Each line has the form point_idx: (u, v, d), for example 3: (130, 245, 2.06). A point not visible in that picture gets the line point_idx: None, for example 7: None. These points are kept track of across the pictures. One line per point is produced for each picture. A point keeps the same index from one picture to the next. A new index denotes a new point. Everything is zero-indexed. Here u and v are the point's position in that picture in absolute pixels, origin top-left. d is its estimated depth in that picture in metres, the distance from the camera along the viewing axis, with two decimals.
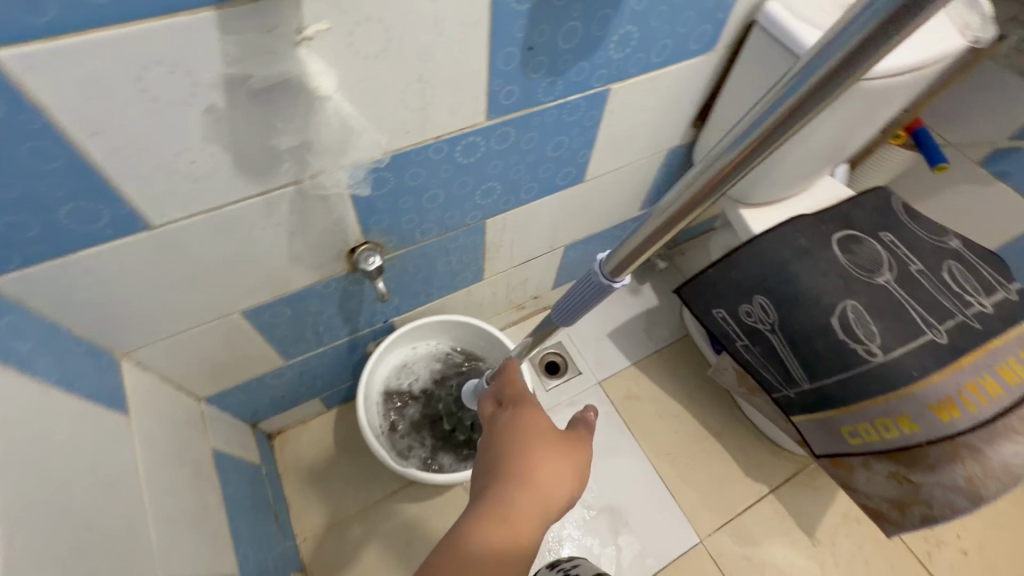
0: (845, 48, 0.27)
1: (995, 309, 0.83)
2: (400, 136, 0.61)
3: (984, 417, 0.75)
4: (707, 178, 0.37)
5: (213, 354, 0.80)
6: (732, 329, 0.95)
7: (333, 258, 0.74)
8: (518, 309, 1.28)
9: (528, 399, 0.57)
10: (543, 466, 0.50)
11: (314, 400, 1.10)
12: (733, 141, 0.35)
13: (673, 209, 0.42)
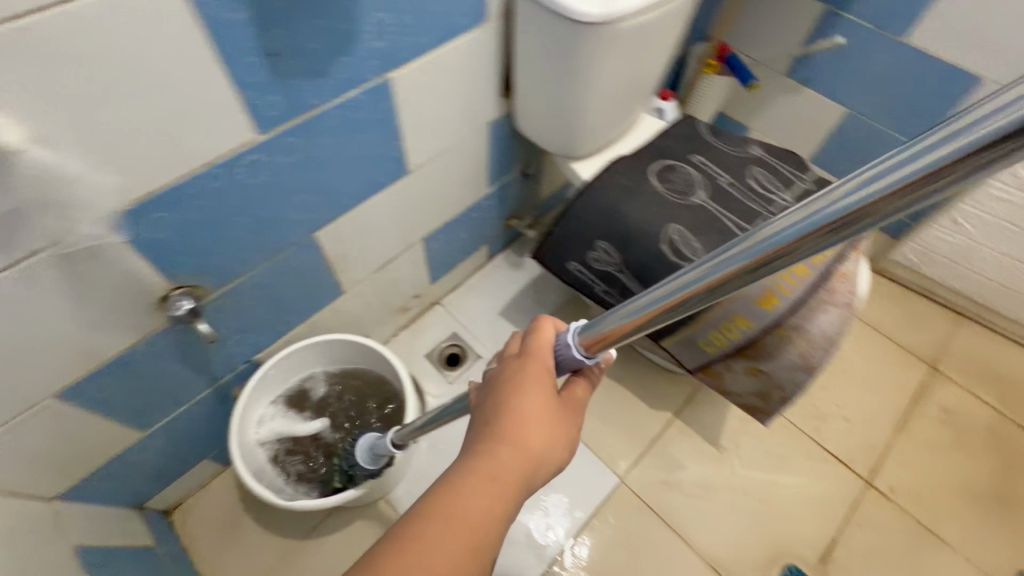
0: (891, 184, 0.24)
1: (796, 200, 0.93)
2: (155, 172, 0.58)
3: (798, 297, 0.83)
4: (713, 279, 0.34)
5: (43, 450, 0.73)
6: (588, 277, 1.00)
7: (142, 313, 0.70)
8: (402, 312, 1.28)
9: (535, 355, 0.53)
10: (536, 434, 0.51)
11: (203, 462, 1.05)
12: (747, 251, 0.31)
13: (662, 304, 0.39)
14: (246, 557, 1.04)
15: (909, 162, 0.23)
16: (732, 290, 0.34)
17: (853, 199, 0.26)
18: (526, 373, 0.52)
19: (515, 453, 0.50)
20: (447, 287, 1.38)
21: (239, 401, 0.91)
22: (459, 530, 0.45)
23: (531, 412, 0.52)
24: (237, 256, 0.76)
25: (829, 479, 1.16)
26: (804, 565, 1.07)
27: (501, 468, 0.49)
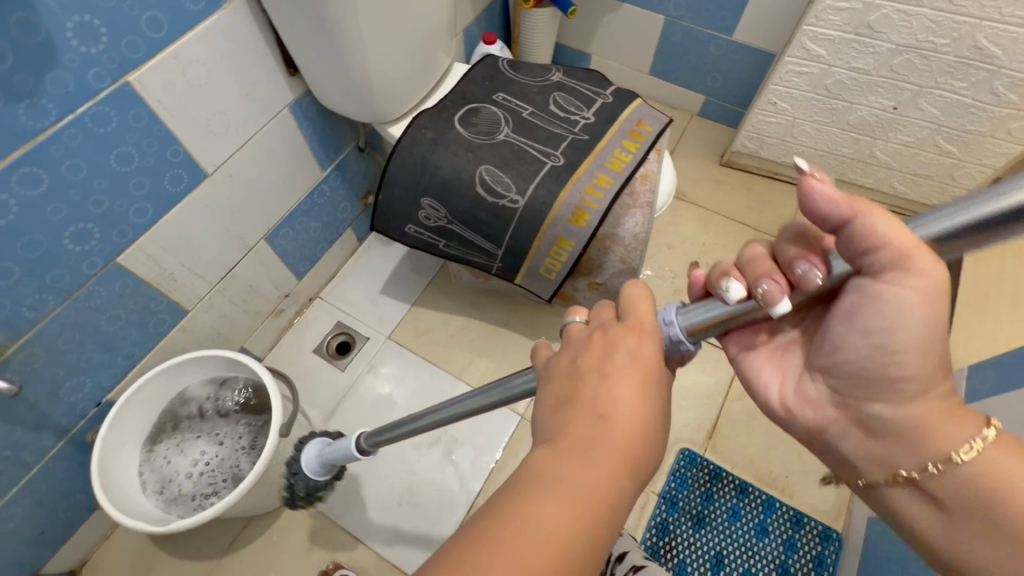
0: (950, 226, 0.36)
1: (594, 117, 0.96)
2: None
3: (605, 207, 0.88)
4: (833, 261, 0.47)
5: None
6: (427, 236, 1.02)
7: None
8: (276, 314, 1.26)
9: (640, 328, 0.49)
10: (629, 426, 0.45)
11: (95, 514, 1.03)
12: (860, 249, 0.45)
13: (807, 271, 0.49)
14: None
15: (972, 209, 0.35)
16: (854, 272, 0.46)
17: (931, 229, 0.38)
18: (629, 346, 0.48)
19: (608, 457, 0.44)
20: (320, 279, 1.36)
21: (96, 447, 0.88)
22: (550, 532, 0.40)
23: (629, 401, 0.46)
24: (22, 300, 0.73)
25: (707, 364, 1.27)
26: (695, 445, 1.17)
27: (597, 474, 0.43)
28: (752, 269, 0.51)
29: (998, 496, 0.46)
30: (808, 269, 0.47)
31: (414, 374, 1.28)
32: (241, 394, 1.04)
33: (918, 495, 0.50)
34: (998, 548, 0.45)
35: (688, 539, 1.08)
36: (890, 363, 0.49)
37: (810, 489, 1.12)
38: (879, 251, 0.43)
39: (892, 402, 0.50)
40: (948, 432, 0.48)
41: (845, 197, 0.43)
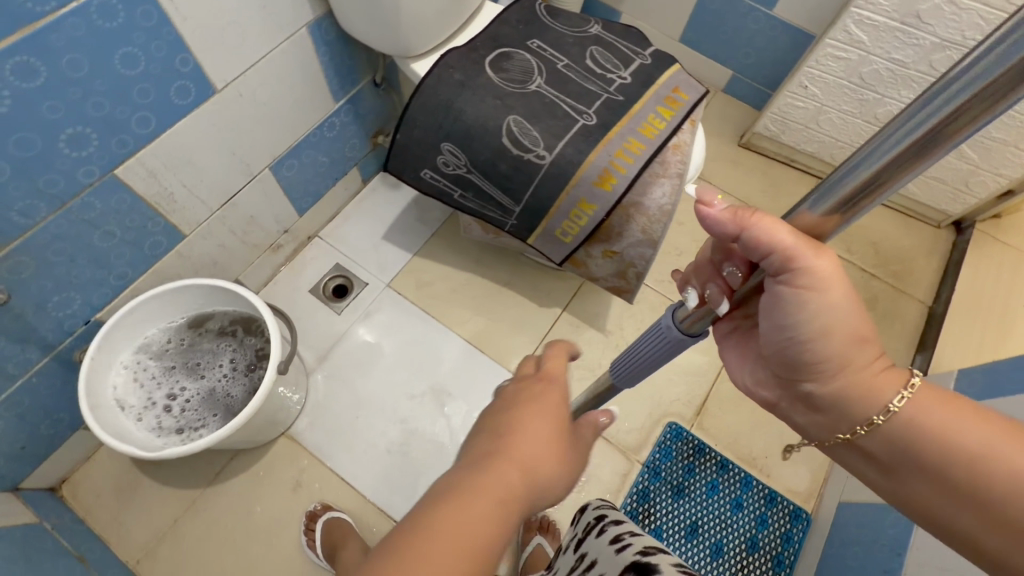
0: (952, 101, 0.32)
1: (630, 78, 0.92)
2: None
3: (634, 173, 0.85)
4: (841, 193, 0.41)
5: None
6: (443, 184, 0.98)
7: None
8: (274, 250, 1.22)
9: (551, 377, 0.58)
10: (535, 452, 0.50)
11: (78, 433, 1.01)
12: (857, 168, 0.39)
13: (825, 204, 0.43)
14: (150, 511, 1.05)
15: (975, 71, 0.31)
16: (859, 203, 0.41)
17: (932, 113, 0.33)
18: (545, 392, 0.56)
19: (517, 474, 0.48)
20: (321, 217, 1.31)
21: (84, 365, 0.84)
22: (460, 535, 0.42)
23: (535, 440, 0.51)
24: (12, 204, 0.67)
25: (703, 343, 1.28)
26: (683, 420, 1.20)
27: (498, 484, 0.47)
28: (699, 276, 0.64)
29: (913, 445, 0.52)
30: (733, 270, 0.61)
31: (411, 324, 1.26)
32: (234, 324, 1.01)
33: (858, 452, 0.57)
34: (927, 486, 0.52)
35: (666, 507, 1.11)
36: (815, 353, 0.54)
37: (787, 470, 1.16)
38: (771, 255, 0.49)
39: (817, 380, 0.56)
40: (863, 401, 0.54)
41: (731, 213, 0.50)
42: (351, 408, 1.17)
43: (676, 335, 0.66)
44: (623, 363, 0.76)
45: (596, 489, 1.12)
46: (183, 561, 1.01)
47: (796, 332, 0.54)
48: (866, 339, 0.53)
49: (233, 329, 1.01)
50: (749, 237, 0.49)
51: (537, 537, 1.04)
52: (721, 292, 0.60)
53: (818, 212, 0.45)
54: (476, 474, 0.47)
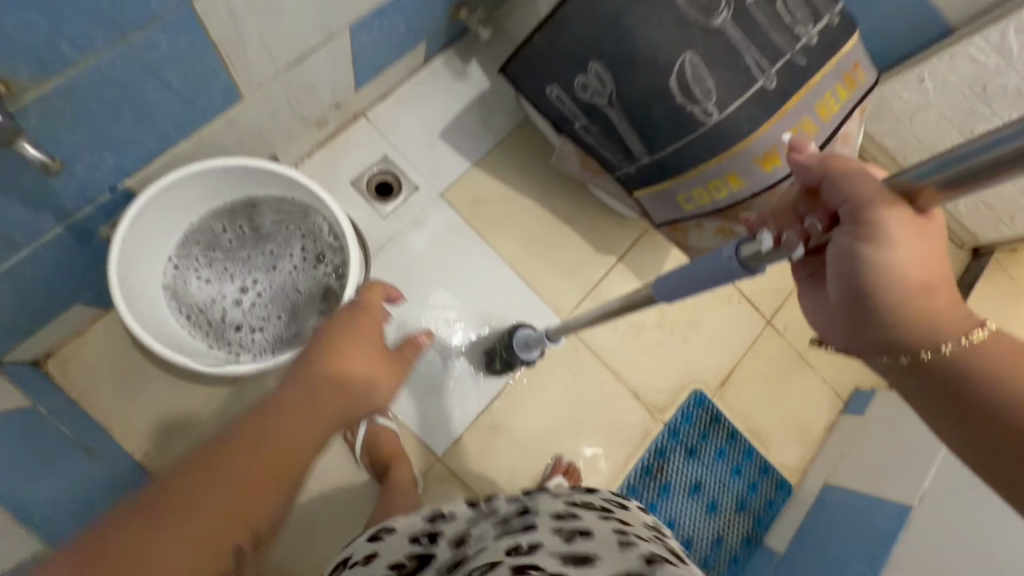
0: None
1: (819, 36, 0.77)
2: None
3: None
4: (918, 181, 0.46)
5: None
6: (568, 108, 0.83)
7: None
8: (320, 126, 1.01)
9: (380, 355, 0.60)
10: (353, 351, 0.58)
11: (73, 309, 0.84)
12: (939, 166, 0.43)
13: (900, 185, 0.48)
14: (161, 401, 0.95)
15: None
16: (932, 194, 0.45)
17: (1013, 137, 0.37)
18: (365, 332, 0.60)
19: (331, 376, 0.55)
20: (373, 95, 1.09)
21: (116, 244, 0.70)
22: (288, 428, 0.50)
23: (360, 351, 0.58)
24: (60, 28, 0.46)
25: (739, 319, 1.30)
26: (707, 390, 1.25)
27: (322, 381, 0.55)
28: (777, 222, 0.60)
29: (956, 371, 0.50)
30: (813, 223, 0.55)
31: (460, 247, 1.15)
32: (288, 207, 0.86)
33: (903, 393, 0.54)
34: (952, 407, 0.51)
35: (679, 466, 1.19)
36: (886, 294, 0.50)
37: (783, 447, 1.27)
38: (849, 204, 0.50)
39: (882, 324, 0.51)
40: (919, 332, 0.50)
41: (819, 159, 0.54)
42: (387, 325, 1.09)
43: (733, 266, 0.60)
44: (671, 285, 0.68)
45: (619, 441, 1.17)
46: None
47: (872, 272, 0.49)
48: (932, 284, 0.50)
49: (286, 213, 0.86)
50: (831, 185, 0.52)
51: (561, 479, 1.08)
52: (799, 236, 0.54)
53: (898, 185, 0.48)
54: (310, 391, 0.53)
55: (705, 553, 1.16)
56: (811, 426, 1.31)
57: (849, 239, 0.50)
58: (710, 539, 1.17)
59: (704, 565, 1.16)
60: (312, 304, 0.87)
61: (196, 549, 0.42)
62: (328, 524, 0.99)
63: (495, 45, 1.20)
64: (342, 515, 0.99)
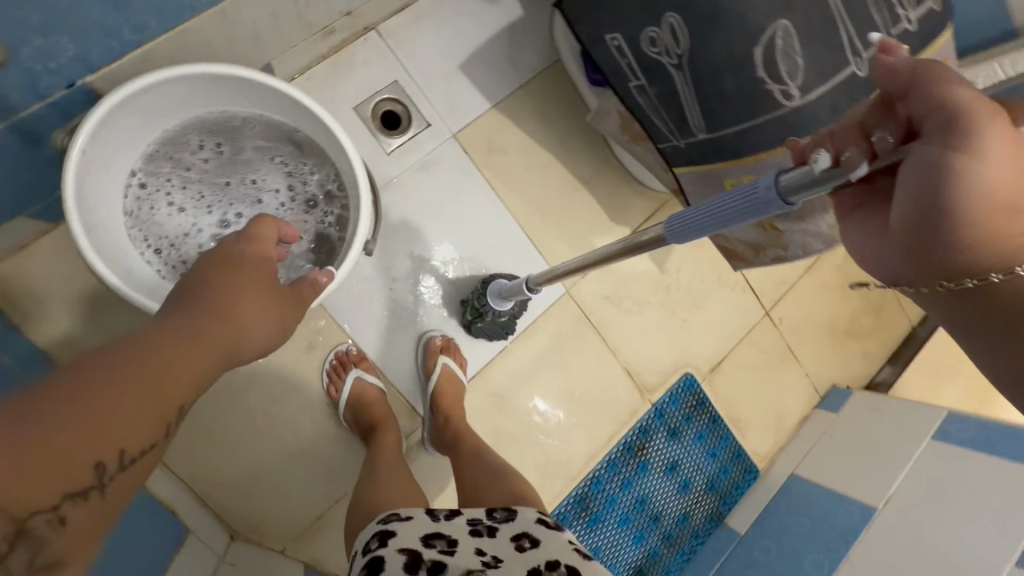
0: None
1: (919, 23, 0.68)
2: None
3: None
4: None
5: None
6: (626, 63, 0.73)
7: None
8: (326, 35, 0.86)
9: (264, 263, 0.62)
10: (253, 301, 0.57)
11: (17, 219, 0.71)
12: None
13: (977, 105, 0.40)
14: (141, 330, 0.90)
15: None
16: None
17: None
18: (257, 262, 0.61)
19: (216, 304, 0.54)
20: (391, 7, 0.94)
21: (70, 155, 0.59)
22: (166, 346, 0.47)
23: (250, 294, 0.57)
24: None
25: (739, 307, 1.28)
26: (697, 373, 1.24)
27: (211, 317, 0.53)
28: (833, 140, 0.47)
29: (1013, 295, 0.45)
30: (883, 137, 0.44)
31: (470, 198, 1.05)
32: (281, 138, 0.81)
33: (966, 313, 0.47)
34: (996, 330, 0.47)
35: (659, 445, 1.19)
36: (974, 216, 0.42)
37: (756, 435, 1.30)
38: (936, 115, 0.40)
39: (957, 250, 0.44)
40: (989, 254, 0.43)
41: (908, 64, 0.42)
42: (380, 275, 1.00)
43: (767, 197, 0.46)
44: (687, 221, 0.55)
45: (606, 417, 1.15)
46: None
47: (949, 192, 0.40)
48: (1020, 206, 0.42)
49: (279, 145, 0.82)
50: (918, 95, 0.41)
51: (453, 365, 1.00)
52: (863, 155, 0.42)
53: (976, 98, 0.40)
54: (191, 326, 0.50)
55: (671, 528, 1.19)
56: (785, 418, 1.34)
57: (935, 147, 0.40)
58: (677, 515, 1.20)
59: (667, 538, 1.19)
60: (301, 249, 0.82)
61: (69, 446, 0.38)
62: (304, 477, 0.93)
63: None
64: (319, 467, 0.94)
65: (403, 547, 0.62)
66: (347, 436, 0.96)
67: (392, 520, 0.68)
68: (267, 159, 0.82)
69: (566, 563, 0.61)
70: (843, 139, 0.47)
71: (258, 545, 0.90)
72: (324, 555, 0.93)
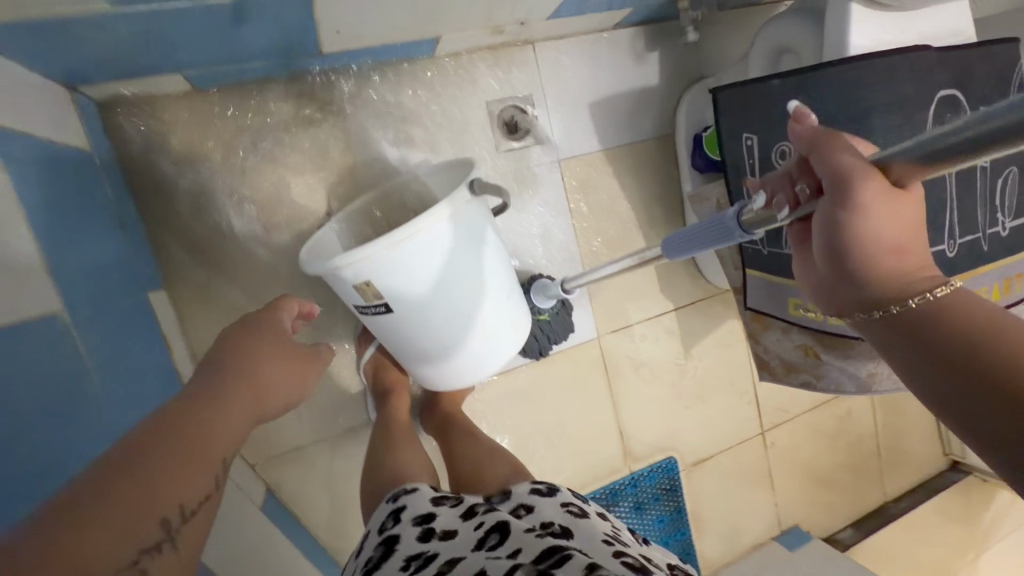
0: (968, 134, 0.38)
1: (1010, 232, 0.79)
2: None
3: None
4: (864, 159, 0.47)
5: None
6: (749, 162, 0.77)
7: None
8: (494, 33, 0.92)
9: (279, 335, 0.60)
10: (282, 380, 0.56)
11: (175, 76, 0.76)
12: (926, 147, 0.42)
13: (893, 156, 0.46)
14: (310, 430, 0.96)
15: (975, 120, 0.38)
16: (892, 174, 0.47)
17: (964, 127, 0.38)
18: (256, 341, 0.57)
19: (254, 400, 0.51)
20: (560, 28, 1.01)
21: (328, 264, 0.71)
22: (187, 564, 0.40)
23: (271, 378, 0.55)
24: None
25: (739, 416, 1.31)
26: (680, 461, 1.26)
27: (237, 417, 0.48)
28: (768, 184, 0.60)
29: (983, 348, 0.43)
30: (804, 187, 0.56)
31: (551, 220, 1.09)
32: (404, 94, 0.96)
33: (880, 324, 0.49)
34: (979, 404, 0.41)
35: (622, 514, 1.20)
36: (902, 237, 0.49)
37: (709, 542, 1.31)
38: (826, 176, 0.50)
39: (886, 262, 0.49)
40: (885, 287, 0.49)
41: (812, 133, 0.53)
42: (496, 290, 0.84)
43: (731, 227, 0.64)
44: (675, 242, 0.73)
45: (585, 465, 1.17)
46: (207, 290, 0.88)
47: (847, 238, 0.49)
48: (903, 248, 0.49)
49: (396, 97, 0.96)
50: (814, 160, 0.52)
51: None
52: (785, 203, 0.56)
53: (894, 160, 0.46)
54: (208, 380, 0.49)
55: None
56: (741, 538, 1.34)
57: (829, 208, 0.49)
58: None
59: None
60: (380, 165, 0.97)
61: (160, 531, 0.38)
62: (301, 413, 0.95)
63: (684, 51, 1.14)
64: (320, 405, 0.97)
65: (385, 539, 0.55)
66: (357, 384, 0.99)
67: (379, 514, 0.62)
68: (384, 100, 0.95)
69: (563, 521, 0.54)
70: (798, 177, 0.57)
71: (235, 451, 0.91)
72: (291, 485, 0.95)
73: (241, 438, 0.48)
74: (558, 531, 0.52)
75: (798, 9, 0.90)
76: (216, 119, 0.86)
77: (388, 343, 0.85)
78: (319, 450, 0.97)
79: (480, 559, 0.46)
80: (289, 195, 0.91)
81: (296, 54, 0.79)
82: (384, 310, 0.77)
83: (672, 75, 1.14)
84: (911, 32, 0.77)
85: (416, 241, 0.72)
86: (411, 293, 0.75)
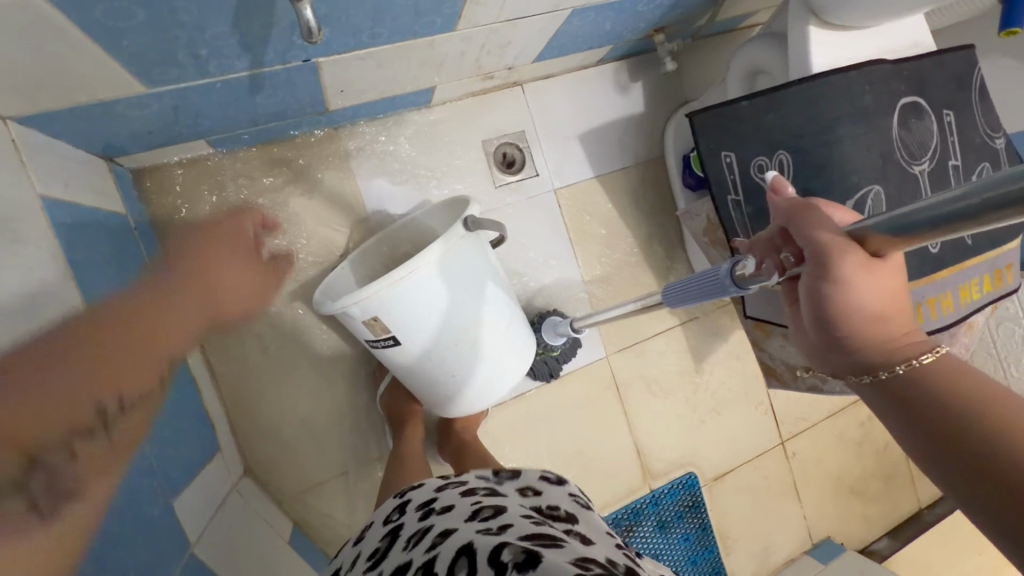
0: (952, 207, 0.42)
1: (994, 224, 0.82)
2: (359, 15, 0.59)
3: (931, 329, 0.77)
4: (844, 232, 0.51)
5: (35, 73, 0.50)
6: (730, 179, 0.81)
7: (252, 14, 0.52)
8: (484, 79, 1.00)
9: (227, 237, 0.60)
10: (237, 281, 0.58)
11: (199, 142, 0.84)
12: (910, 219, 0.45)
13: (873, 228, 0.49)
14: (333, 464, 1.00)
15: (958, 195, 0.41)
16: (873, 245, 0.50)
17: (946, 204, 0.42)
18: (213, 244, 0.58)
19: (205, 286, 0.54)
20: (546, 70, 1.08)
21: (337, 305, 0.76)
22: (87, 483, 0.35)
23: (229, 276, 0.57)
24: (390, 20, 0.63)
25: (756, 427, 1.31)
26: (700, 476, 1.25)
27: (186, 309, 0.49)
28: (755, 249, 0.64)
29: (956, 414, 0.46)
30: (788, 255, 0.59)
31: (552, 247, 1.14)
32: (407, 140, 1.04)
33: (872, 388, 0.52)
34: (958, 468, 0.45)
35: (645, 534, 1.19)
36: (884, 305, 0.52)
37: (739, 559, 1.28)
38: (809, 248, 0.53)
39: (871, 329, 0.52)
40: (874, 353, 0.52)
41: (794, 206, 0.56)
42: (500, 318, 0.88)
43: (724, 282, 0.68)
44: (676, 290, 0.77)
45: (605, 484, 1.18)
46: (232, 335, 0.94)
47: (834, 307, 0.52)
48: (886, 316, 0.52)
49: (400, 144, 1.04)
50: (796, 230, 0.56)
51: None
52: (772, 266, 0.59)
53: (874, 233, 0.49)
54: (175, 273, 0.52)
55: None
56: (772, 553, 1.32)
57: (813, 280, 0.52)
58: None
59: None
60: (388, 207, 1.03)
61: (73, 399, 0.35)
62: (323, 448, 0.99)
63: (665, 79, 1.21)
64: (341, 439, 1.00)
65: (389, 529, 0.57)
66: (375, 417, 1.03)
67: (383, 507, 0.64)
68: (390, 148, 1.03)
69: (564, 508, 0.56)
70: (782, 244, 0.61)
71: (263, 488, 0.94)
72: (315, 521, 0.98)
73: (196, 325, 0.51)
74: (563, 515, 0.55)
75: (765, 33, 0.96)
76: (235, 179, 0.94)
77: (402, 376, 0.89)
78: (344, 483, 1.00)
79: (470, 533, 0.47)
80: (306, 243, 0.98)
81: (306, 113, 0.87)
82: (392, 343, 0.82)
83: (656, 102, 1.21)
84: (871, 47, 0.82)
85: (420, 280, 0.77)
86: (420, 326, 0.80)
